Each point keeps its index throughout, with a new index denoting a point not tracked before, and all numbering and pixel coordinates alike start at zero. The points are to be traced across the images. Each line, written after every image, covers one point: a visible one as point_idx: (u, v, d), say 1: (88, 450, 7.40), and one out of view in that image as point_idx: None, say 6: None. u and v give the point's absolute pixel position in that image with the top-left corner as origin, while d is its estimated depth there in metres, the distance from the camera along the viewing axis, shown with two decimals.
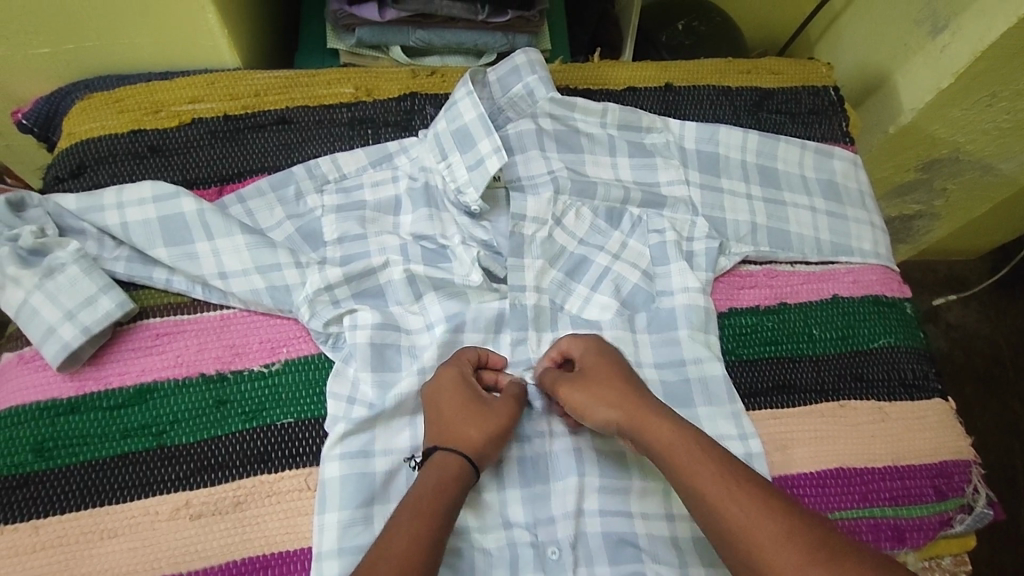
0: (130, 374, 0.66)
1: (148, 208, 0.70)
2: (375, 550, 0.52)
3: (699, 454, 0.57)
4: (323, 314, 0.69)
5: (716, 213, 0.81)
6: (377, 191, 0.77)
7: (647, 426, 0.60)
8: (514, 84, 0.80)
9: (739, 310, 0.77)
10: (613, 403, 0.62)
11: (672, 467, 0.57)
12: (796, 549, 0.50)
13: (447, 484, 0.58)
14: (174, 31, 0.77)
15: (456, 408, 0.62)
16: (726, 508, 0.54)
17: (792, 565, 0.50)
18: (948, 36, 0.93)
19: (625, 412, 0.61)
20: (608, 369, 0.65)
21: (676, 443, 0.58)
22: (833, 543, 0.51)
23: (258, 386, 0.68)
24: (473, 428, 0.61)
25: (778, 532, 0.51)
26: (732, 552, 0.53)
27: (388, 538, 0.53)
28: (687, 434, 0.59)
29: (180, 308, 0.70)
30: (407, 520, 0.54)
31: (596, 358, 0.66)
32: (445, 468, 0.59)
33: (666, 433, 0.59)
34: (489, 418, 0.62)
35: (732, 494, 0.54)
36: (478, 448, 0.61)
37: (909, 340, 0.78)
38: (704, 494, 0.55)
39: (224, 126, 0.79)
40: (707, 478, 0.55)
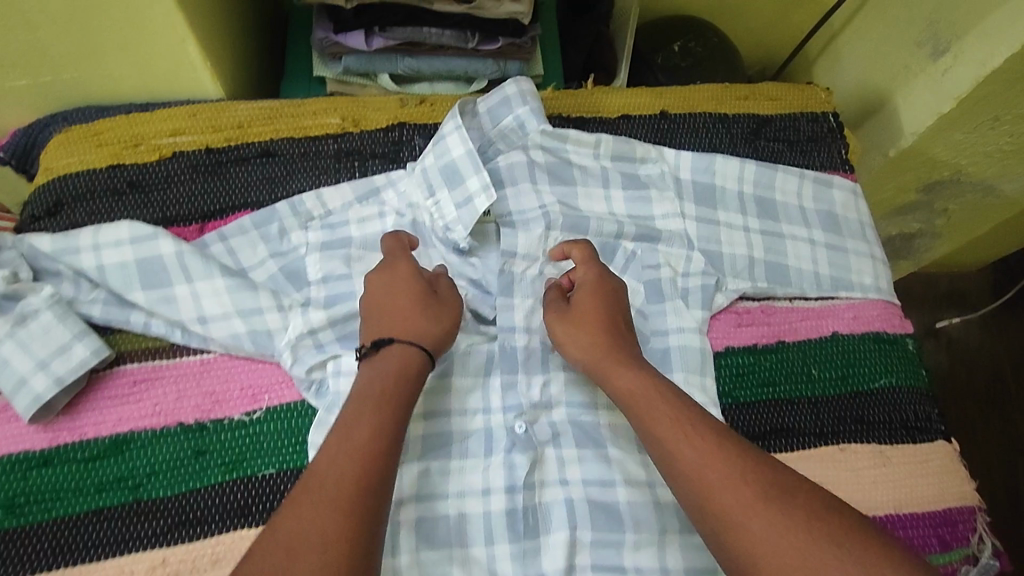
0: (106, 424, 0.64)
1: (126, 250, 0.68)
2: (334, 443, 0.54)
3: (657, 396, 0.60)
4: (306, 360, 0.67)
5: (711, 246, 0.78)
6: (364, 226, 0.75)
7: (608, 368, 0.63)
8: (505, 115, 0.78)
9: (736, 349, 0.74)
10: (591, 335, 0.65)
11: (628, 403, 0.61)
12: (748, 486, 0.52)
13: (405, 375, 0.60)
14: (154, 64, 0.75)
15: (415, 302, 0.64)
16: (678, 447, 0.56)
17: (740, 498, 0.51)
18: (949, 59, 0.90)
19: (599, 353, 0.64)
20: (597, 299, 0.67)
21: (637, 382, 0.61)
22: (787, 485, 0.52)
23: (239, 435, 0.65)
24: (434, 326, 0.64)
25: (726, 469, 0.53)
26: (685, 486, 0.54)
27: (345, 434, 0.54)
28: (646, 377, 0.62)
29: (158, 353, 0.68)
30: (369, 414, 0.56)
31: (581, 296, 0.68)
32: (402, 357, 0.61)
33: (631, 378, 0.62)
34: (443, 312, 0.65)
35: (687, 434, 0.56)
36: (436, 341, 0.63)
37: (911, 381, 0.76)
38: (658, 432, 0.57)
39: (206, 159, 0.77)
40: (664, 414, 0.58)
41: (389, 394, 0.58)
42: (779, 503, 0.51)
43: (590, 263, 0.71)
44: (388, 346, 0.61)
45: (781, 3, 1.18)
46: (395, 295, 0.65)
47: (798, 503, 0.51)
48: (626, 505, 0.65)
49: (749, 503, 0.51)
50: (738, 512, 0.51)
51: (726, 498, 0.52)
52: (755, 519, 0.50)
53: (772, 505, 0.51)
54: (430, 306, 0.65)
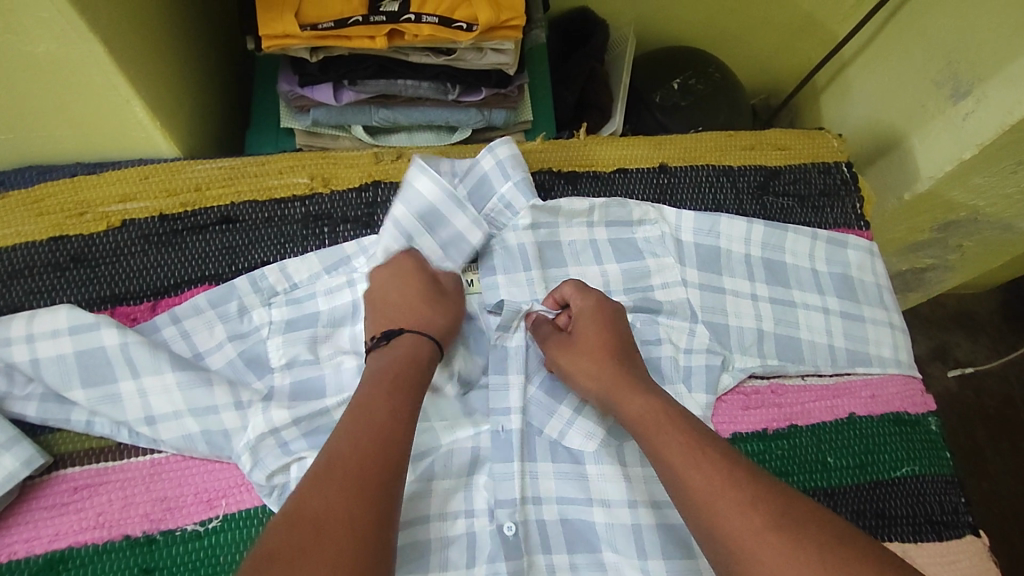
0: (40, 541, 0.57)
1: (63, 341, 0.61)
2: (353, 417, 0.53)
3: (667, 423, 0.55)
4: (267, 463, 0.60)
5: (717, 317, 0.71)
6: (332, 299, 0.68)
7: (622, 398, 0.59)
8: (489, 197, 0.71)
9: (744, 436, 0.67)
10: (601, 359, 0.62)
11: (640, 432, 0.56)
12: (760, 512, 0.47)
13: (416, 360, 0.59)
14: (98, 125, 0.68)
15: (419, 293, 0.63)
16: (684, 470, 0.51)
17: (750, 525, 0.46)
18: (972, 103, 0.82)
19: (608, 381, 0.60)
20: (602, 324, 0.64)
21: (649, 409, 0.57)
22: (800, 518, 0.47)
23: (192, 549, 0.58)
24: (436, 316, 0.63)
25: (735, 494, 0.48)
26: (690, 513, 0.50)
27: (362, 410, 0.53)
28: (660, 405, 0.57)
29: (102, 454, 0.61)
30: (383, 394, 0.54)
31: (589, 317, 0.64)
32: (413, 345, 0.60)
33: (640, 405, 0.57)
34: (449, 304, 0.65)
35: (697, 458, 0.51)
36: (440, 330, 0.62)
37: (935, 468, 0.69)
38: (666, 458, 0.53)
39: (160, 228, 0.70)
40: (675, 432, 0.54)
41: (402, 378, 0.56)
42: (790, 535, 0.45)
43: (586, 291, 0.66)
44: (398, 337, 0.60)
45: (787, 31, 1.10)
46: (400, 289, 0.64)
47: (812, 537, 0.45)
48: None
49: (755, 533, 0.46)
50: (745, 537, 0.46)
51: (732, 522, 0.47)
52: (762, 552, 0.45)
53: (784, 536, 0.45)
54: (434, 297, 0.64)
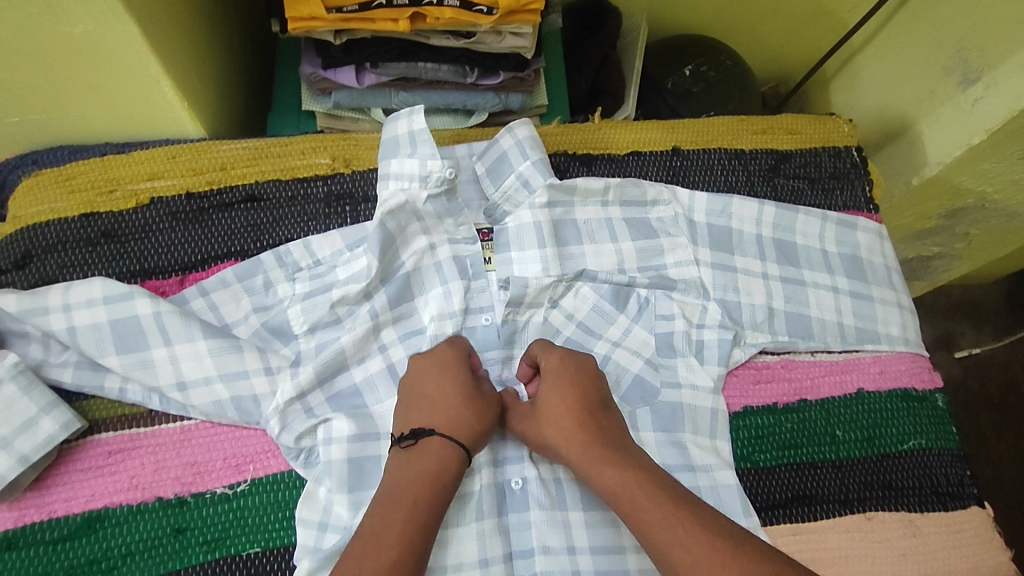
0: (78, 500, 0.59)
1: (98, 310, 0.63)
2: (361, 551, 0.51)
3: (647, 498, 0.53)
4: (295, 427, 0.63)
5: (730, 295, 0.73)
6: (350, 266, 0.69)
7: (600, 469, 0.56)
8: (507, 174, 0.73)
9: (755, 409, 0.69)
10: (571, 431, 0.59)
11: (622, 506, 0.54)
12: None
13: (439, 478, 0.56)
14: (129, 105, 0.70)
15: (460, 397, 0.60)
16: (676, 554, 0.50)
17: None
18: (981, 89, 0.83)
19: (583, 449, 0.58)
20: (570, 391, 0.61)
21: (627, 481, 0.55)
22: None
23: (222, 511, 0.61)
24: (476, 423, 0.59)
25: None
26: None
27: (373, 548, 0.51)
28: (639, 472, 0.55)
29: (136, 420, 0.63)
30: (399, 525, 0.52)
31: (557, 384, 0.61)
32: (440, 451, 0.57)
33: (618, 475, 0.55)
34: (486, 409, 0.61)
35: (683, 538, 0.51)
36: (473, 437, 0.59)
37: (942, 442, 0.71)
38: (653, 537, 0.52)
39: (187, 205, 0.72)
40: (661, 513, 0.52)
41: (419, 505, 0.54)
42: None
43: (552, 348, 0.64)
44: (428, 438, 0.58)
45: (798, 19, 1.12)
46: (438, 391, 0.61)
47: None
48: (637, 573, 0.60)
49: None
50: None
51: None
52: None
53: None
54: (477, 401, 0.61)
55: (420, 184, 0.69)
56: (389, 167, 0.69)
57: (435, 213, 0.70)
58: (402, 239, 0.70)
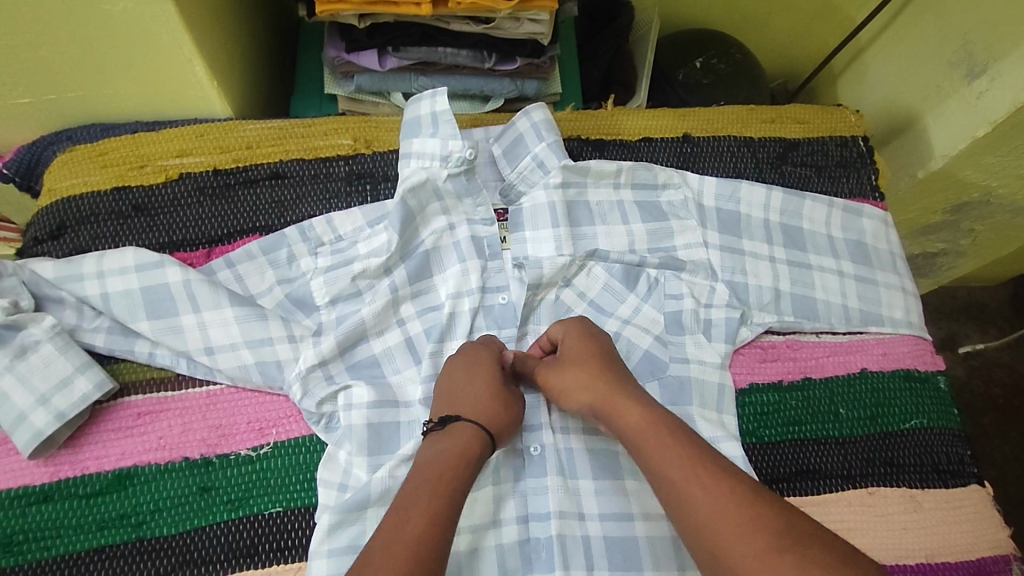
0: (109, 458, 0.62)
1: (130, 277, 0.66)
2: (389, 523, 0.49)
3: (668, 439, 0.55)
4: (316, 393, 0.65)
5: (737, 276, 0.75)
6: (371, 241, 0.71)
7: (617, 410, 0.58)
8: (523, 156, 0.75)
9: (760, 386, 0.71)
10: (589, 384, 0.61)
11: (638, 443, 0.56)
12: (762, 545, 0.47)
13: (465, 456, 0.56)
14: (161, 84, 0.73)
15: (487, 389, 0.61)
16: (688, 488, 0.51)
17: (754, 549, 0.47)
18: (986, 82, 0.85)
19: (603, 395, 0.60)
20: (586, 349, 0.64)
21: (644, 422, 0.57)
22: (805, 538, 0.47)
23: (245, 472, 0.63)
24: (500, 412, 0.61)
25: (742, 515, 0.48)
26: (690, 536, 0.50)
27: (401, 517, 0.49)
28: (654, 414, 0.57)
29: (163, 384, 0.66)
30: (428, 494, 0.51)
31: (579, 341, 0.64)
32: (469, 436, 0.57)
33: (637, 415, 0.57)
34: (510, 405, 0.62)
35: (698, 475, 0.52)
36: (498, 425, 0.60)
37: (943, 421, 0.73)
38: (668, 472, 0.53)
39: (213, 181, 0.75)
40: (674, 457, 0.53)
41: (449, 480, 0.53)
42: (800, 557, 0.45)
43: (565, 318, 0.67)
44: (454, 423, 0.58)
45: (807, 17, 1.14)
46: (468, 380, 0.62)
47: (815, 556, 0.45)
48: (644, 538, 0.62)
49: (762, 559, 0.46)
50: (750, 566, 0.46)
51: (737, 551, 0.47)
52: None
53: (788, 557, 0.46)
54: (501, 395, 0.62)
55: (441, 164, 0.71)
56: (411, 147, 0.71)
57: (454, 192, 0.73)
58: (422, 217, 0.72)
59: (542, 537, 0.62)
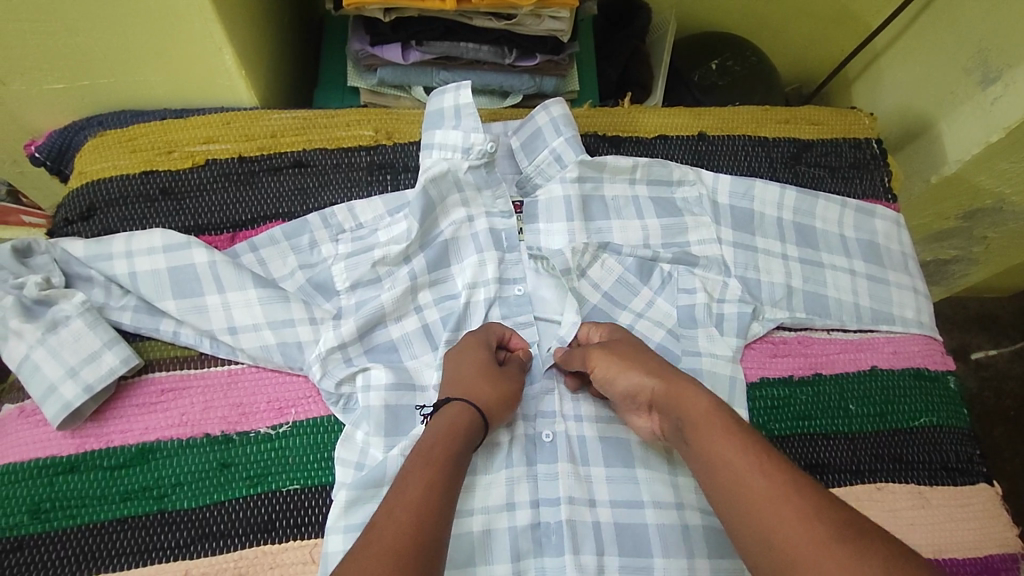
0: (133, 432, 0.64)
1: (157, 258, 0.68)
2: (391, 497, 0.51)
3: (722, 429, 0.53)
4: (335, 373, 0.66)
5: (750, 273, 0.76)
6: (391, 230, 0.73)
7: (680, 397, 0.57)
8: (541, 149, 0.77)
9: (771, 380, 0.72)
10: (650, 371, 0.60)
11: (695, 427, 0.54)
12: (821, 531, 0.45)
13: (455, 430, 0.57)
14: (191, 73, 0.75)
15: (476, 370, 0.62)
16: (745, 476, 0.50)
17: (812, 535, 0.45)
18: (1000, 87, 0.86)
19: (663, 381, 0.59)
20: (631, 347, 0.64)
21: (709, 410, 0.55)
22: (866, 529, 0.45)
23: (265, 449, 0.64)
24: (489, 388, 0.61)
25: (798, 502, 0.47)
26: (743, 525, 0.48)
27: (398, 491, 0.51)
28: (718, 404, 0.55)
29: (186, 362, 0.67)
30: (418, 470, 0.53)
31: (621, 337, 0.66)
32: (460, 414, 0.58)
33: (701, 403, 0.55)
34: (505, 383, 0.63)
35: (755, 465, 0.50)
36: (489, 402, 0.60)
37: (953, 420, 0.73)
38: (725, 461, 0.51)
39: (239, 168, 0.77)
40: (733, 446, 0.52)
41: (440, 457, 0.54)
42: (859, 547, 0.43)
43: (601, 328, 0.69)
44: (446, 403, 0.59)
45: (822, 23, 1.15)
46: (460, 362, 0.63)
47: (876, 549, 0.44)
48: (654, 526, 0.63)
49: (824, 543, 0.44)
50: (808, 551, 0.44)
51: (792, 537, 0.45)
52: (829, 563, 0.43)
53: (848, 548, 0.44)
54: (494, 375, 0.62)
55: (462, 156, 0.73)
56: (434, 138, 0.73)
57: (474, 184, 0.74)
58: (442, 208, 0.74)
59: (553, 522, 0.63)
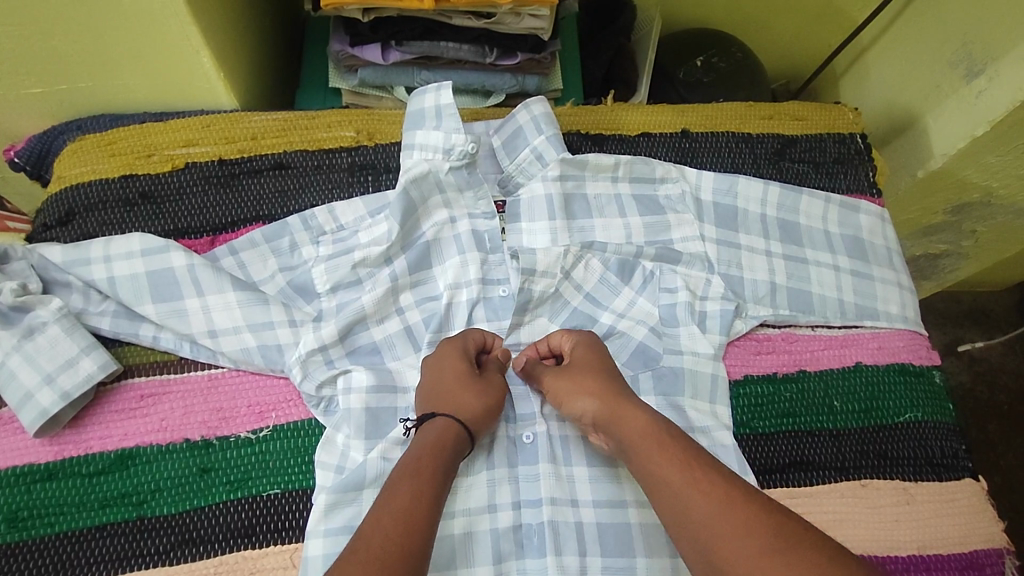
0: (112, 438, 0.63)
1: (136, 262, 0.68)
2: (378, 507, 0.52)
3: (663, 446, 0.56)
4: (316, 376, 0.66)
5: (733, 270, 0.76)
6: (372, 230, 0.72)
7: (619, 420, 0.59)
8: (522, 147, 0.76)
9: (754, 377, 0.72)
10: (594, 394, 0.61)
11: (635, 448, 0.57)
12: (752, 547, 0.48)
13: (439, 444, 0.57)
14: (170, 75, 0.75)
15: (455, 381, 0.62)
16: (683, 496, 0.52)
17: (746, 553, 0.48)
18: (985, 81, 0.86)
19: (604, 403, 0.60)
20: (591, 360, 0.64)
21: (648, 430, 0.57)
22: (792, 538, 0.48)
23: (245, 454, 0.64)
24: (473, 400, 0.61)
25: (736, 514, 0.49)
26: (689, 543, 0.51)
27: (386, 501, 0.52)
28: (657, 423, 0.58)
29: (167, 366, 0.67)
30: (406, 481, 0.53)
31: (585, 353, 0.65)
32: (446, 428, 0.58)
33: (640, 423, 0.58)
34: (488, 391, 0.63)
35: (695, 480, 0.52)
36: (475, 416, 0.61)
37: (938, 415, 0.73)
38: (665, 482, 0.53)
39: (219, 171, 0.76)
40: (675, 466, 0.54)
41: (428, 468, 0.55)
42: (785, 561, 0.46)
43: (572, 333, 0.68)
44: (432, 419, 0.59)
45: (808, 18, 1.15)
46: (440, 370, 0.63)
47: (803, 559, 0.46)
48: (637, 526, 0.63)
49: (751, 561, 0.47)
50: (743, 570, 0.47)
51: (728, 553, 0.48)
52: None
53: (778, 561, 0.46)
54: (473, 385, 0.62)
55: (443, 157, 0.72)
56: (415, 138, 0.72)
57: (456, 185, 0.73)
58: (424, 210, 0.73)
59: (534, 523, 0.62)
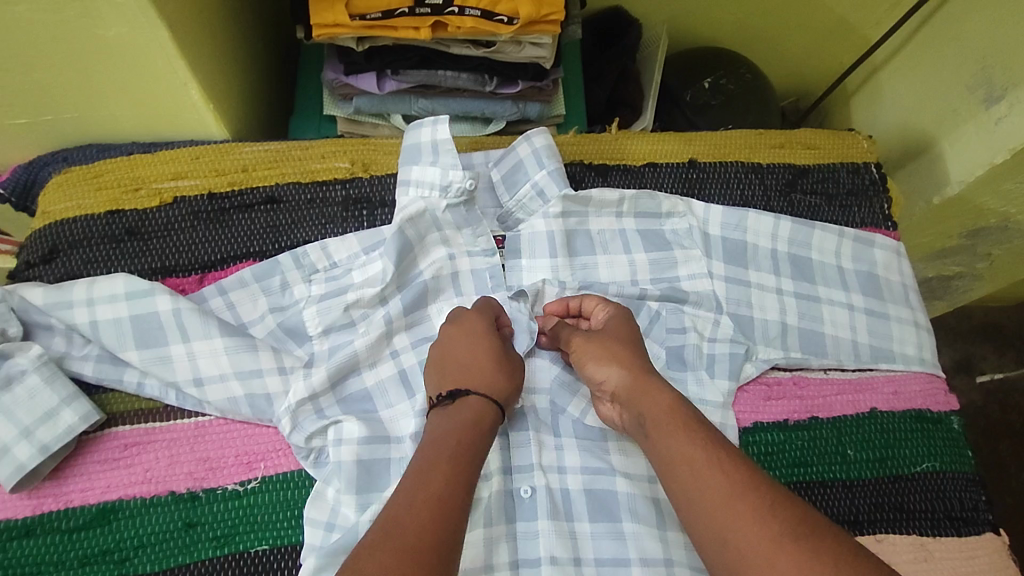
0: (93, 491, 0.61)
1: (120, 305, 0.65)
2: (407, 489, 0.51)
3: (681, 424, 0.55)
4: (306, 427, 0.63)
5: (742, 309, 0.73)
6: (366, 269, 0.69)
7: (643, 395, 0.58)
8: (523, 183, 0.73)
9: (765, 425, 0.69)
10: (621, 364, 0.61)
11: (654, 427, 0.56)
12: (774, 525, 0.47)
13: (477, 425, 0.57)
14: (157, 106, 0.72)
15: (490, 358, 0.61)
16: (695, 480, 0.51)
17: (764, 536, 0.47)
18: (1004, 107, 0.82)
19: (630, 375, 0.60)
20: (628, 337, 0.64)
21: (671, 409, 0.57)
22: (817, 526, 0.47)
23: (232, 508, 0.61)
24: (504, 378, 0.61)
25: (746, 489, 0.49)
26: (703, 521, 0.50)
27: (421, 482, 0.51)
28: (680, 403, 0.57)
29: (152, 415, 0.64)
30: (441, 463, 0.52)
31: (619, 326, 0.65)
32: (479, 406, 0.58)
33: (664, 401, 0.57)
34: (514, 371, 0.62)
35: (719, 461, 0.52)
36: (504, 395, 0.61)
37: (956, 466, 0.70)
38: (688, 458, 0.53)
39: (208, 206, 0.74)
40: (697, 444, 0.53)
41: (460, 452, 0.54)
42: (810, 545, 0.45)
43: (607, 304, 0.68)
44: (464, 397, 0.58)
45: (820, 34, 1.11)
46: (467, 348, 0.62)
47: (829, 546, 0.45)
48: None
49: (769, 542, 0.46)
50: (759, 551, 0.46)
51: (749, 533, 0.47)
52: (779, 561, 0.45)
53: (800, 544, 0.46)
54: (505, 361, 0.62)
55: (440, 194, 0.70)
56: (411, 174, 0.70)
57: (453, 223, 0.71)
58: (421, 247, 0.71)
59: None
